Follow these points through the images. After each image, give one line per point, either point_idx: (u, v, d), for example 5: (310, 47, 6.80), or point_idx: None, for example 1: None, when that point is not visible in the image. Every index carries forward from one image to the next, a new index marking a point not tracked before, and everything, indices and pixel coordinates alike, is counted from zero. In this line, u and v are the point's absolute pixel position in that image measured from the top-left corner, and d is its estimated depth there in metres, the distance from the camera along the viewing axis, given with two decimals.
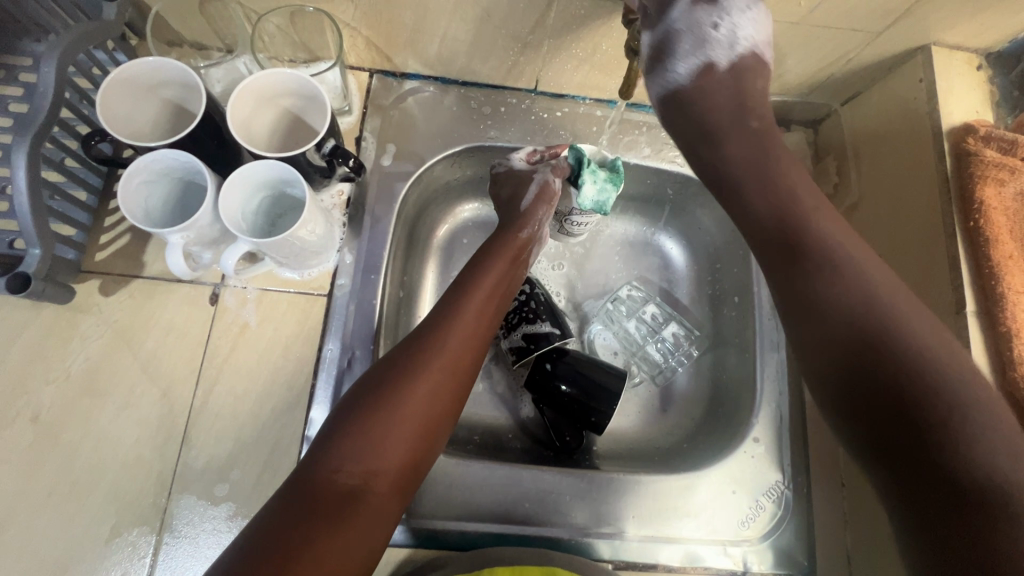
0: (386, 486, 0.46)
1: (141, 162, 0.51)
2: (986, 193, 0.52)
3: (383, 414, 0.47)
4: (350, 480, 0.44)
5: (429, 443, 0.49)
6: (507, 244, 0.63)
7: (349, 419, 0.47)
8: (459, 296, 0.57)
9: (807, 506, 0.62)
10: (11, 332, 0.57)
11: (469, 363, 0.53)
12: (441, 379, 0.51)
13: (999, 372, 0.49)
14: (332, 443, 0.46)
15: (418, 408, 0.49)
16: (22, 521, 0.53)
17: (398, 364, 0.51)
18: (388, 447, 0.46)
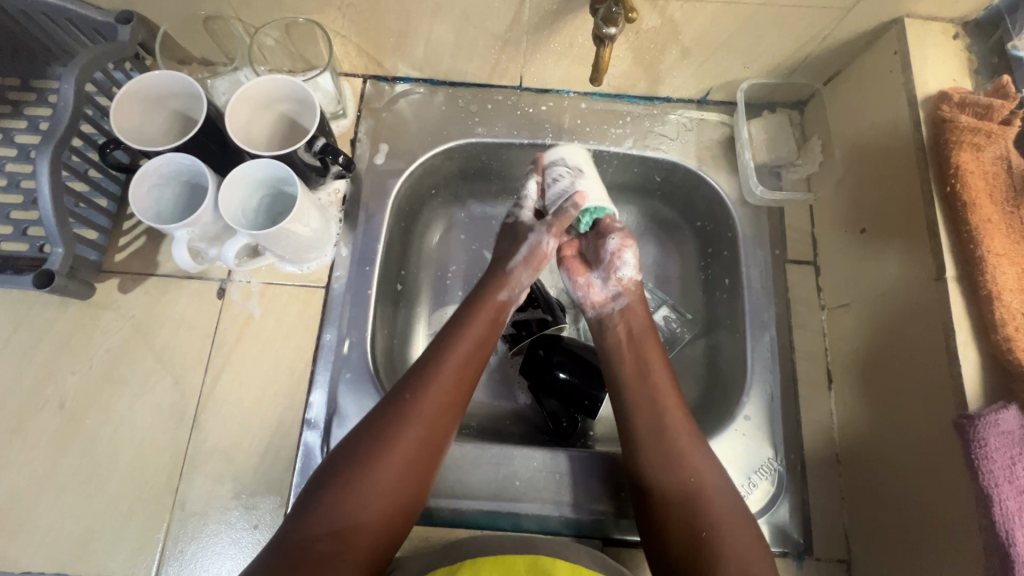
0: (362, 544, 0.49)
1: (149, 166, 0.56)
2: (962, 157, 0.51)
3: (358, 477, 0.50)
4: (326, 545, 0.47)
5: (407, 503, 0.52)
6: (486, 300, 0.63)
7: (328, 481, 0.50)
8: (439, 352, 0.58)
9: (801, 482, 0.62)
10: (40, 327, 0.62)
11: (447, 425, 0.55)
12: (417, 443, 0.53)
13: (984, 337, 0.48)
14: (311, 504, 0.49)
15: (395, 470, 0.51)
16: (48, 498, 0.57)
17: (376, 423, 0.53)
18: (364, 510, 0.49)
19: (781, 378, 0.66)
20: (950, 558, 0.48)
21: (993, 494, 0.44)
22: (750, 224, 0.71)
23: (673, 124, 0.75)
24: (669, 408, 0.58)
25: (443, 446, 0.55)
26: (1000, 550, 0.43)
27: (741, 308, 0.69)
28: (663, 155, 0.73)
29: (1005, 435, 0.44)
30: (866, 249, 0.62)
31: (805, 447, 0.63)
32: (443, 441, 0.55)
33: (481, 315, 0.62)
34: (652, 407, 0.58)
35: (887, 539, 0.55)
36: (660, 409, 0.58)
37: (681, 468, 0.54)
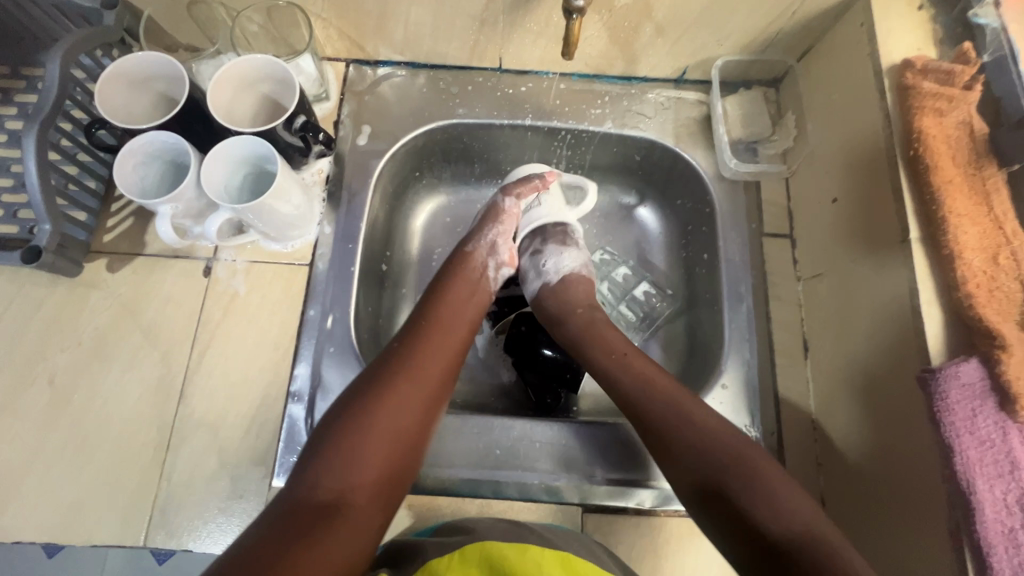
0: (363, 498, 0.47)
1: (132, 143, 0.57)
2: (925, 122, 0.52)
3: (353, 432, 0.49)
4: (328, 495, 0.46)
5: (405, 457, 0.51)
6: (462, 270, 0.65)
7: (324, 438, 0.49)
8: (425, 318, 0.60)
9: (778, 448, 0.63)
10: (30, 305, 0.63)
11: (441, 374, 0.56)
12: (413, 392, 0.53)
13: (947, 295, 0.49)
14: (309, 463, 0.48)
15: (389, 422, 0.51)
16: (38, 471, 0.58)
17: (365, 383, 0.53)
18: (361, 463, 0.48)
19: (757, 348, 0.67)
20: (917, 513, 0.49)
21: (954, 445, 0.45)
22: (727, 199, 0.72)
23: (651, 103, 0.76)
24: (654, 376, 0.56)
25: (438, 402, 0.55)
26: (961, 499, 0.44)
27: (719, 281, 0.70)
28: (641, 133, 0.74)
29: (965, 387, 0.45)
30: (838, 218, 0.63)
31: (781, 414, 0.65)
32: (437, 394, 0.55)
33: (464, 281, 0.65)
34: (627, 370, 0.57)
35: (860, 499, 0.56)
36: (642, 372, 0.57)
37: (675, 416, 0.52)
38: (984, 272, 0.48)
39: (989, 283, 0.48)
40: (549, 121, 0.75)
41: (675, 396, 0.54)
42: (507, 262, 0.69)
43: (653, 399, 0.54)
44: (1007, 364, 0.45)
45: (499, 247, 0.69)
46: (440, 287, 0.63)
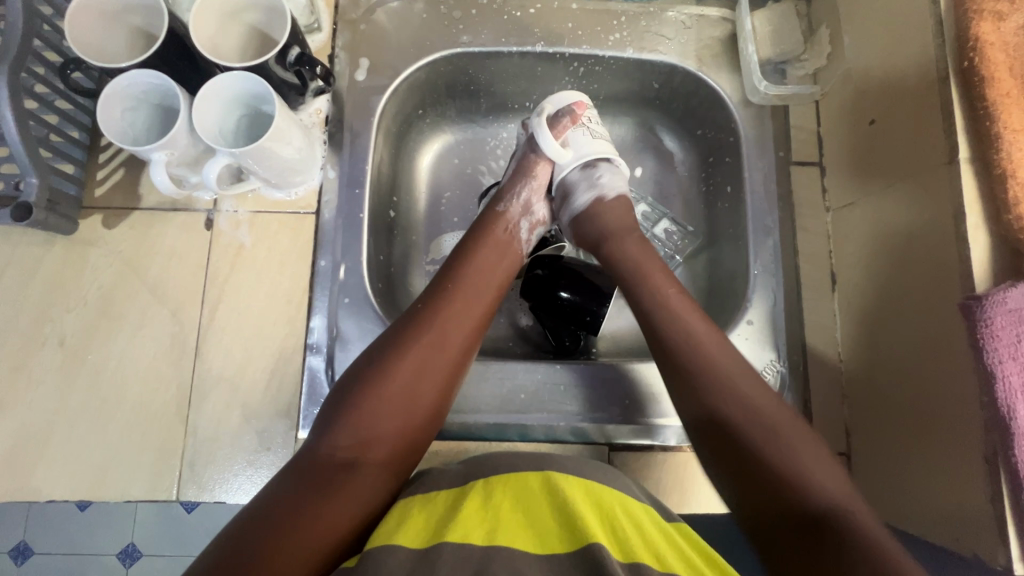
0: (380, 456, 0.49)
1: (115, 84, 0.52)
2: (982, 29, 0.47)
3: (374, 391, 0.50)
4: (347, 451, 0.48)
5: (423, 420, 0.51)
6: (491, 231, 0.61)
7: (343, 397, 0.50)
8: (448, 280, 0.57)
9: (802, 381, 0.63)
10: (29, 265, 0.61)
11: (462, 336, 0.54)
12: (431, 356, 0.52)
13: (996, 218, 0.46)
14: (330, 420, 0.49)
15: (409, 385, 0.51)
16: (62, 431, 0.58)
17: (387, 344, 0.53)
18: (379, 423, 0.49)
19: (783, 282, 0.65)
20: (947, 438, 0.49)
21: (995, 371, 0.44)
22: (753, 126, 0.68)
23: (671, 22, 0.70)
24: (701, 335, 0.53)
25: (458, 365, 0.53)
26: (1000, 425, 0.43)
27: (744, 214, 0.68)
28: (662, 57, 0.69)
29: (1013, 313, 0.43)
30: (874, 141, 0.59)
31: (806, 347, 0.64)
32: (458, 363, 0.53)
33: (491, 242, 0.61)
34: (675, 332, 0.54)
35: (888, 427, 0.56)
36: (683, 321, 0.54)
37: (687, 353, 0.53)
38: None
39: None
40: (561, 47, 0.69)
41: (682, 324, 0.54)
42: (540, 222, 0.67)
43: (691, 354, 0.52)
44: None
45: (533, 207, 0.66)
46: (464, 249, 0.60)
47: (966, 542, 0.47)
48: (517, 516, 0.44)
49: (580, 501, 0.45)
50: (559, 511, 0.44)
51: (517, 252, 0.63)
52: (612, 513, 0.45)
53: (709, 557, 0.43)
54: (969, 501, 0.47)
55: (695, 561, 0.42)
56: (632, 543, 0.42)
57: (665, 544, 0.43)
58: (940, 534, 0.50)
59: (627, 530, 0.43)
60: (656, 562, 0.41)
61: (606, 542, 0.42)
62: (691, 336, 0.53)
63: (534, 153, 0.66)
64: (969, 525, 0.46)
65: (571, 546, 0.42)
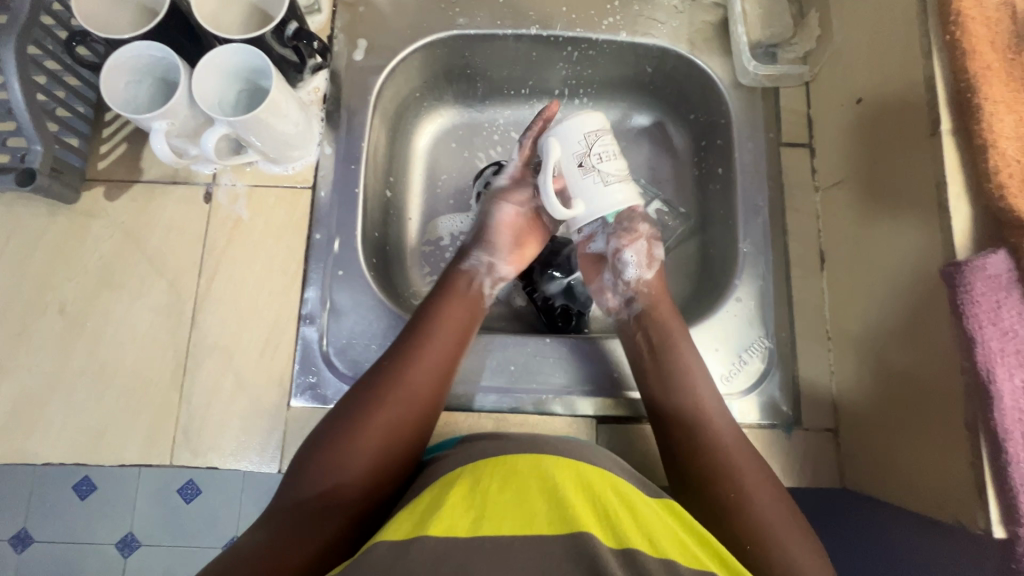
0: (349, 507, 0.48)
1: (118, 55, 0.54)
2: (964, 3, 0.48)
3: (345, 443, 0.50)
4: (317, 502, 0.48)
5: (394, 471, 0.51)
6: (459, 284, 0.63)
7: (317, 448, 0.51)
8: (417, 329, 0.58)
9: (791, 358, 0.64)
10: (33, 234, 0.62)
11: (432, 387, 0.55)
12: (401, 407, 0.53)
13: (977, 187, 0.47)
14: (300, 472, 0.49)
15: (379, 438, 0.51)
16: (60, 397, 0.59)
17: (358, 398, 0.53)
18: (348, 476, 0.49)
19: (772, 260, 0.66)
20: (931, 408, 0.49)
21: (975, 335, 0.44)
22: (744, 108, 0.69)
23: (664, 7, 0.71)
24: (706, 404, 0.57)
25: (428, 414, 0.54)
26: (980, 389, 0.44)
27: (734, 194, 0.69)
28: (654, 40, 0.70)
29: (992, 278, 0.44)
30: (862, 120, 0.60)
31: (795, 325, 0.64)
32: (427, 414, 0.54)
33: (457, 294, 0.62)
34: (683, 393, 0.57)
35: (875, 400, 0.56)
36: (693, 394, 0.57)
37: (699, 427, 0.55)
38: (1019, 161, 0.45)
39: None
40: (555, 30, 0.70)
41: (698, 396, 0.57)
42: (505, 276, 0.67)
43: (694, 426, 0.55)
44: None
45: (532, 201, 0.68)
46: (434, 299, 0.61)
47: (949, 509, 0.47)
48: (504, 504, 0.43)
49: (570, 489, 0.45)
50: (550, 497, 0.44)
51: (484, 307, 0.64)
52: (603, 500, 0.44)
53: (708, 546, 0.43)
54: (952, 470, 0.47)
55: (690, 551, 0.42)
56: (624, 531, 0.42)
57: (662, 532, 0.43)
58: (925, 502, 0.50)
59: (620, 517, 0.43)
60: (649, 548, 0.41)
61: (596, 531, 0.41)
62: (704, 421, 0.56)
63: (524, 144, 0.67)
64: (953, 493, 0.46)
65: (559, 529, 0.41)
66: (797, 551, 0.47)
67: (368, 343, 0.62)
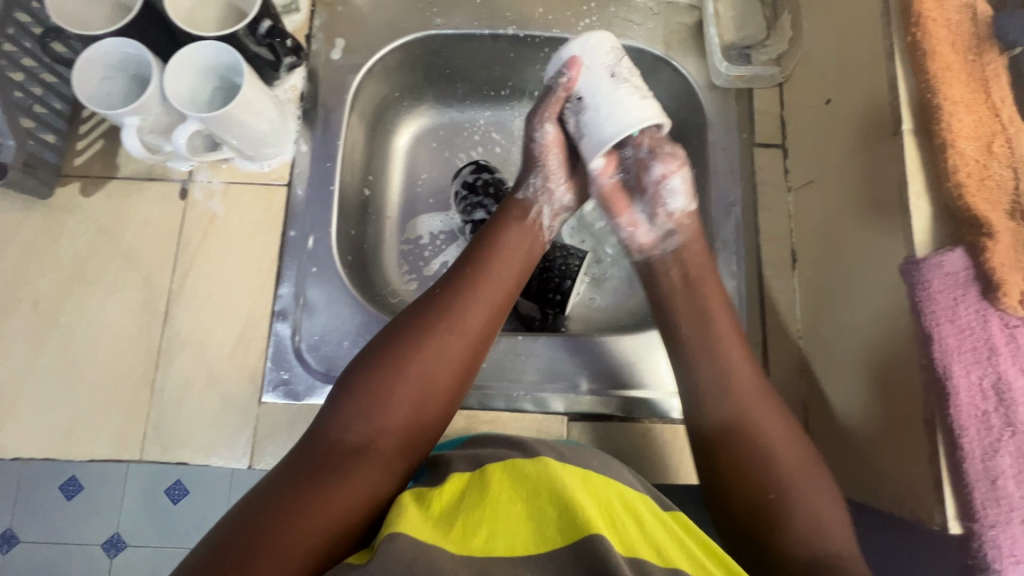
0: (393, 443, 0.48)
1: (92, 52, 0.54)
2: (925, 6, 0.49)
3: (390, 375, 0.49)
4: (360, 437, 0.47)
5: (439, 410, 0.50)
6: (511, 215, 0.61)
7: (360, 379, 0.49)
8: (474, 264, 0.56)
9: (762, 356, 0.64)
10: (8, 230, 0.62)
11: (482, 325, 0.53)
12: (451, 341, 0.51)
13: (937, 187, 0.47)
14: (346, 398, 0.48)
15: (427, 367, 0.50)
16: (31, 391, 0.59)
17: (406, 325, 0.52)
18: (394, 409, 0.48)
19: (744, 260, 0.67)
20: (892, 405, 0.50)
21: (933, 332, 0.45)
22: (717, 109, 0.70)
23: (640, 9, 0.72)
24: (733, 355, 0.54)
25: (477, 352, 0.53)
26: (938, 385, 0.44)
27: (708, 194, 0.69)
28: (629, 42, 0.71)
29: (949, 276, 0.45)
30: (830, 121, 0.61)
31: (766, 324, 0.65)
32: (475, 349, 0.53)
33: (517, 231, 0.60)
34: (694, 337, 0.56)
35: (842, 397, 0.57)
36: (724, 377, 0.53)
37: (716, 370, 0.53)
38: (977, 160, 0.46)
39: (981, 171, 0.46)
40: (531, 30, 0.71)
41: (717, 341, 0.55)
42: (567, 204, 0.65)
43: (719, 367, 0.53)
44: (993, 250, 0.44)
45: (555, 192, 0.63)
46: (488, 235, 0.59)
47: (908, 507, 0.47)
48: (514, 515, 0.43)
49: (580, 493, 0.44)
50: (558, 503, 0.43)
51: (541, 242, 0.61)
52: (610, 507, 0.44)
53: (706, 546, 0.44)
54: (909, 467, 0.47)
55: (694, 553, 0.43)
56: (630, 537, 0.42)
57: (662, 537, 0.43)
58: (883, 498, 0.50)
59: (626, 525, 0.43)
60: (656, 556, 0.41)
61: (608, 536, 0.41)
62: (720, 364, 0.54)
63: (536, 131, 0.62)
64: (910, 490, 0.47)
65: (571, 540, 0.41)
66: (821, 497, 0.47)
67: (340, 340, 0.62)
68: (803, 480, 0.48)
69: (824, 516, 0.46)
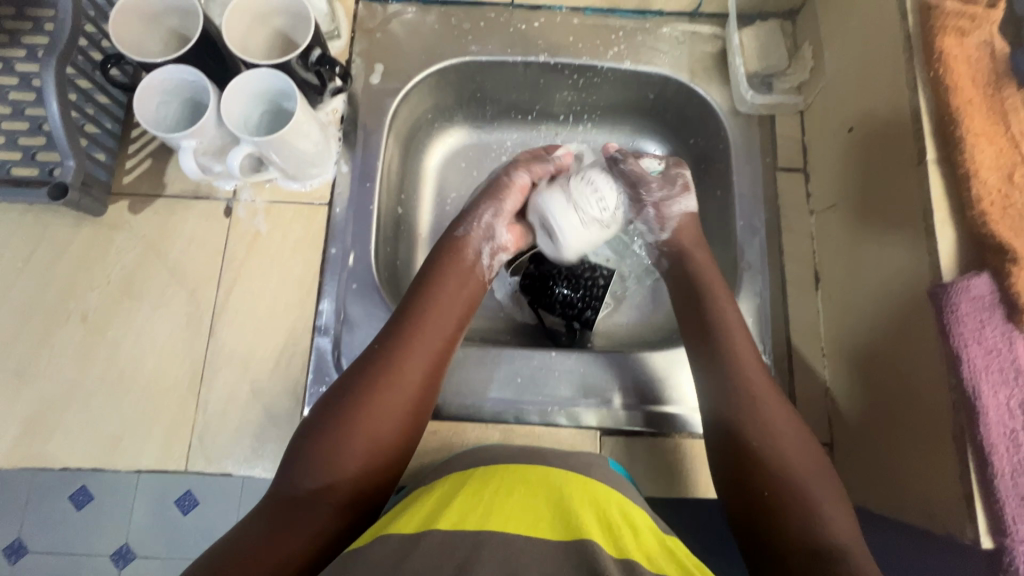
0: (344, 492, 0.49)
1: (152, 78, 0.57)
2: (946, 43, 0.52)
3: (337, 428, 0.50)
4: (312, 489, 0.48)
5: (386, 456, 0.51)
6: (450, 260, 0.63)
7: (311, 431, 0.51)
8: (411, 312, 0.58)
9: (788, 374, 0.66)
10: (59, 245, 0.64)
11: (422, 374, 0.55)
12: (389, 394, 0.53)
13: (960, 215, 0.50)
14: (294, 463, 0.49)
15: (369, 429, 0.51)
16: (80, 402, 0.61)
17: (349, 381, 0.53)
18: (341, 462, 0.49)
19: (769, 279, 0.69)
20: (918, 420, 0.52)
21: (961, 354, 0.47)
22: (742, 134, 0.73)
23: (666, 38, 0.75)
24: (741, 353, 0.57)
25: (418, 398, 0.54)
26: (967, 404, 0.46)
27: (732, 216, 0.72)
28: (656, 69, 0.74)
29: (976, 299, 0.47)
30: (852, 147, 0.63)
31: (791, 342, 0.67)
32: (417, 398, 0.54)
33: (451, 272, 0.62)
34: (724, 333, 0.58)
35: (867, 414, 0.59)
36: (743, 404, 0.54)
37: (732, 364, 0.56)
38: (998, 190, 0.48)
39: (1003, 200, 0.48)
40: (562, 58, 0.74)
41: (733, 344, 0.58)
42: (503, 247, 0.68)
43: (729, 361, 0.56)
44: (1016, 276, 0.46)
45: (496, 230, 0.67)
46: (425, 280, 0.61)
47: (936, 520, 0.49)
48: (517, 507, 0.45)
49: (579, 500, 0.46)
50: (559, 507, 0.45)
51: (478, 285, 0.64)
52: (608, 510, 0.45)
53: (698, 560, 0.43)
54: (936, 482, 0.49)
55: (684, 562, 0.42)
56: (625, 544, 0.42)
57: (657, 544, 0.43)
58: (910, 513, 0.52)
59: (623, 533, 0.43)
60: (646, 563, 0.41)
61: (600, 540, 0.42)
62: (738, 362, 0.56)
63: (509, 177, 0.69)
64: (938, 504, 0.49)
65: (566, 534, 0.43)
66: (827, 507, 0.48)
67: None
68: (811, 479, 0.49)
69: (827, 512, 0.47)
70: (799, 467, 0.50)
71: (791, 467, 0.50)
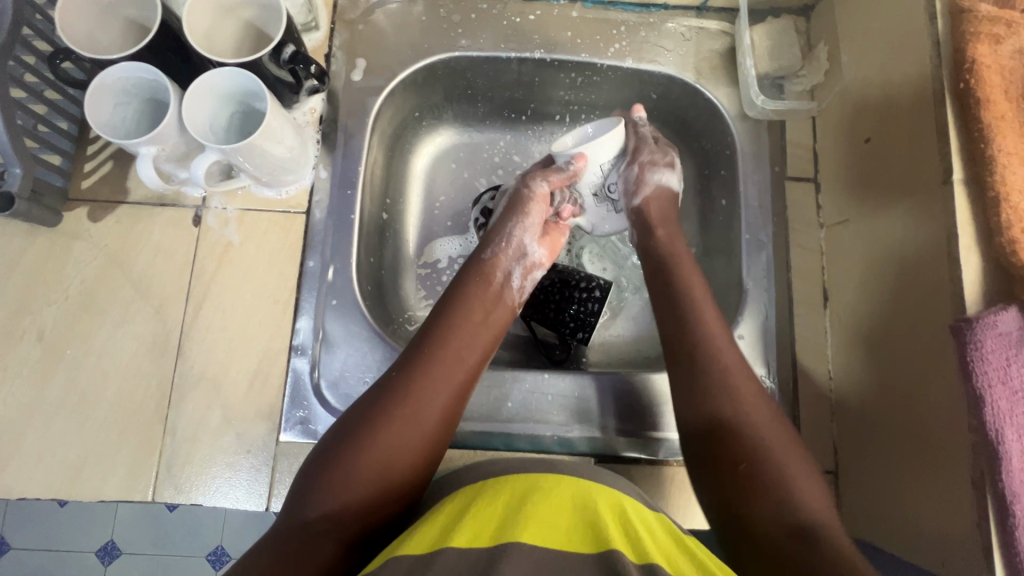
0: (355, 523, 0.45)
1: (105, 77, 0.51)
2: (978, 51, 0.47)
3: (353, 453, 0.46)
4: (323, 520, 0.44)
5: (403, 487, 0.47)
6: (478, 281, 0.60)
7: (324, 455, 0.47)
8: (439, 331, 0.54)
9: (793, 398, 0.63)
10: (12, 255, 0.59)
11: (449, 400, 0.51)
12: (413, 418, 0.49)
13: (987, 242, 0.46)
14: (304, 488, 0.45)
15: (384, 460, 0.47)
16: (38, 426, 0.57)
17: (371, 402, 0.49)
18: (356, 488, 0.45)
19: (775, 296, 0.65)
20: (935, 460, 0.49)
21: (984, 396, 0.43)
22: (750, 141, 0.68)
23: (671, 34, 0.70)
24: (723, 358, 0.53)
25: (441, 427, 0.50)
26: (988, 449, 0.43)
27: (738, 228, 0.68)
28: (660, 68, 0.69)
29: (1002, 336, 0.43)
30: (869, 159, 0.59)
31: (797, 364, 0.64)
32: (440, 426, 0.50)
33: (480, 292, 0.59)
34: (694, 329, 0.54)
35: (878, 446, 0.56)
36: (723, 390, 0.51)
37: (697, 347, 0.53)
38: None
39: None
40: (559, 54, 0.69)
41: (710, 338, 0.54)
42: (535, 264, 0.65)
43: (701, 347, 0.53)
44: None
45: (527, 248, 0.64)
46: (451, 298, 0.58)
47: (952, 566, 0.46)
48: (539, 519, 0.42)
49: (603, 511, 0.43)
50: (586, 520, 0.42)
51: (506, 308, 0.60)
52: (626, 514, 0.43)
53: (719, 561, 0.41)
54: (953, 526, 0.46)
55: (701, 557, 0.41)
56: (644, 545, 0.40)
57: (671, 543, 0.42)
58: (926, 556, 0.49)
59: (640, 532, 0.41)
60: (668, 565, 0.39)
61: (621, 547, 0.40)
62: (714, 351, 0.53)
63: (529, 186, 0.64)
64: (957, 551, 0.46)
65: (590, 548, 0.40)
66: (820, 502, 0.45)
67: (360, 377, 0.60)
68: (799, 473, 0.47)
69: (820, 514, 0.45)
70: (785, 460, 0.47)
71: (769, 461, 0.47)
